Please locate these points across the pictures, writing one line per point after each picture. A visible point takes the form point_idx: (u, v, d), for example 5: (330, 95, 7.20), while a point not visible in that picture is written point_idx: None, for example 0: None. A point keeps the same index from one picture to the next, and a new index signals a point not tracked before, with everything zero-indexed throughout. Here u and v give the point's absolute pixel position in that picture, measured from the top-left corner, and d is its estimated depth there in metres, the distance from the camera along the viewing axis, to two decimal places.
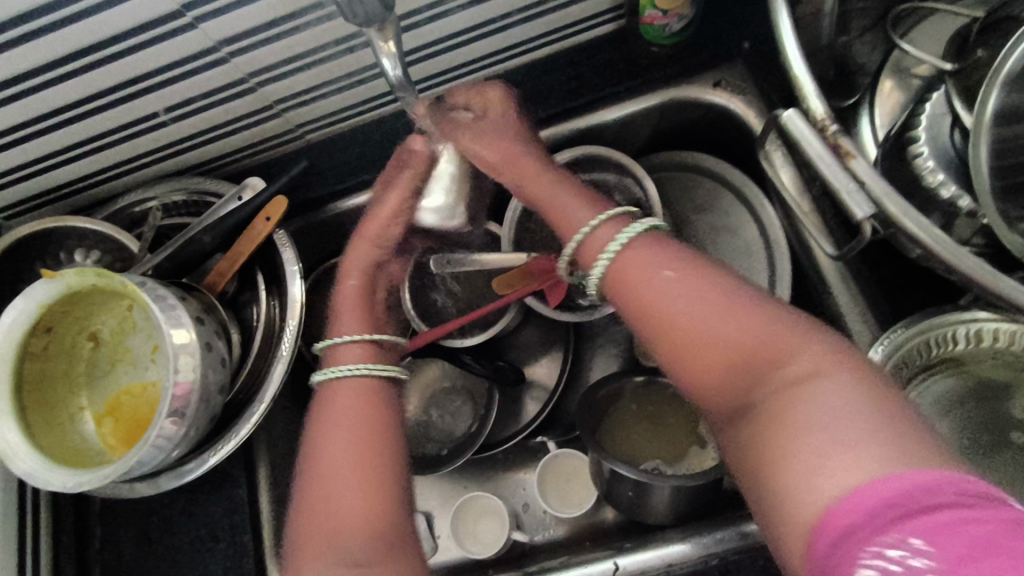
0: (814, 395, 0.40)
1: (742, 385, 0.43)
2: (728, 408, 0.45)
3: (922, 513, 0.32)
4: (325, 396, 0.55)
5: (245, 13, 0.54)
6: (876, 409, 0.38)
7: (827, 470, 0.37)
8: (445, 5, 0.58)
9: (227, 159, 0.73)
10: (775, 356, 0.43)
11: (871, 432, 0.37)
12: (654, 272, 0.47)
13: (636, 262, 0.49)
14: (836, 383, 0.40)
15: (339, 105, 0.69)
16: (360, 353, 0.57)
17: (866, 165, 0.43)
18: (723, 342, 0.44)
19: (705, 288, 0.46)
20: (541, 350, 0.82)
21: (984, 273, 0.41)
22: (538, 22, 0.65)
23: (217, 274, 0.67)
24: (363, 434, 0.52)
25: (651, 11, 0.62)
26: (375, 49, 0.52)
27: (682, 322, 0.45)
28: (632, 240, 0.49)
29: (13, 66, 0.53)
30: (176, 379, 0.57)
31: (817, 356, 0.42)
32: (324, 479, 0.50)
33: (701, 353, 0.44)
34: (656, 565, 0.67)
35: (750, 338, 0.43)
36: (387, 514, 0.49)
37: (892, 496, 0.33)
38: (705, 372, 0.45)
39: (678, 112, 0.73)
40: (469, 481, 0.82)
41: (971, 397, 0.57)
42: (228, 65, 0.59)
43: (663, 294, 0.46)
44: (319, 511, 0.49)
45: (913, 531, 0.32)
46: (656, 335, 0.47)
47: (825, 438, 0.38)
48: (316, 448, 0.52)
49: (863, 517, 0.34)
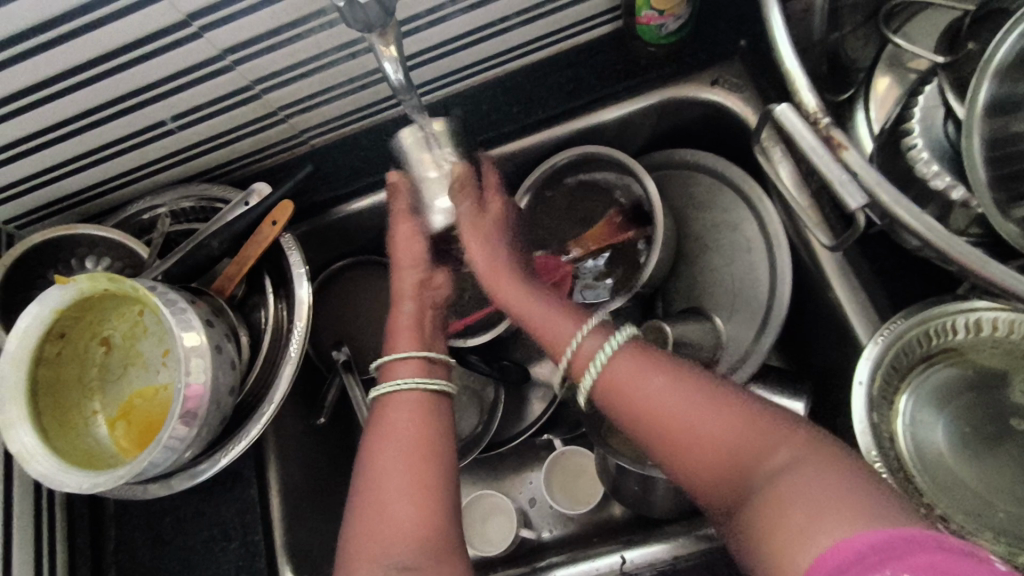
0: (793, 484, 0.41)
1: (730, 477, 0.45)
2: (721, 499, 0.46)
3: (910, 556, 0.34)
4: (382, 408, 0.56)
5: (249, 22, 0.55)
6: (854, 484, 0.39)
7: (811, 536, 0.38)
8: (444, 10, 0.59)
9: (234, 166, 0.75)
10: (756, 452, 0.44)
11: (858, 495, 0.38)
12: (641, 380, 0.50)
13: (625, 371, 0.51)
14: (812, 470, 0.41)
15: (342, 110, 0.70)
16: (415, 368, 0.58)
17: (859, 157, 0.44)
18: (711, 425, 0.46)
19: (692, 389, 0.48)
20: (545, 349, 0.83)
21: (977, 260, 0.41)
22: (536, 25, 0.66)
23: (226, 278, 0.69)
24: (417, 448, 0.52)
25: (648, 12, 0.63)
26: (377, 54, 0.53)
27: (669, 421, 0.47)
28: (618, 352, 0.52)
29: (26, 78, 0.55)
30: (187, 381, 0.58)
31: (796, 451, 0.43)
32: (380, 490, 0.51)
33: (689, 450, 0.47)
34: (664, 558, 0.67)
35: (734, 436, 0.45)
36: (436, 526, 0.50)
37: (879, 541, 0.35)
38: (695, 466, 0.46)
39: (676, 111, 0.75)
40: (477, 480, 0.83)
41: (973, 387, 0.57)
42: (233, 73, 0.61)
43: (647, 393, 0.49)
44: (372, 520, 0.50)
45: (903, 570, 0.33)
46: (646, 432, 0.49)
47: (806, 513, 0.39)
48: (371, 459, 0.53)
49: (853, 556, 0.35)
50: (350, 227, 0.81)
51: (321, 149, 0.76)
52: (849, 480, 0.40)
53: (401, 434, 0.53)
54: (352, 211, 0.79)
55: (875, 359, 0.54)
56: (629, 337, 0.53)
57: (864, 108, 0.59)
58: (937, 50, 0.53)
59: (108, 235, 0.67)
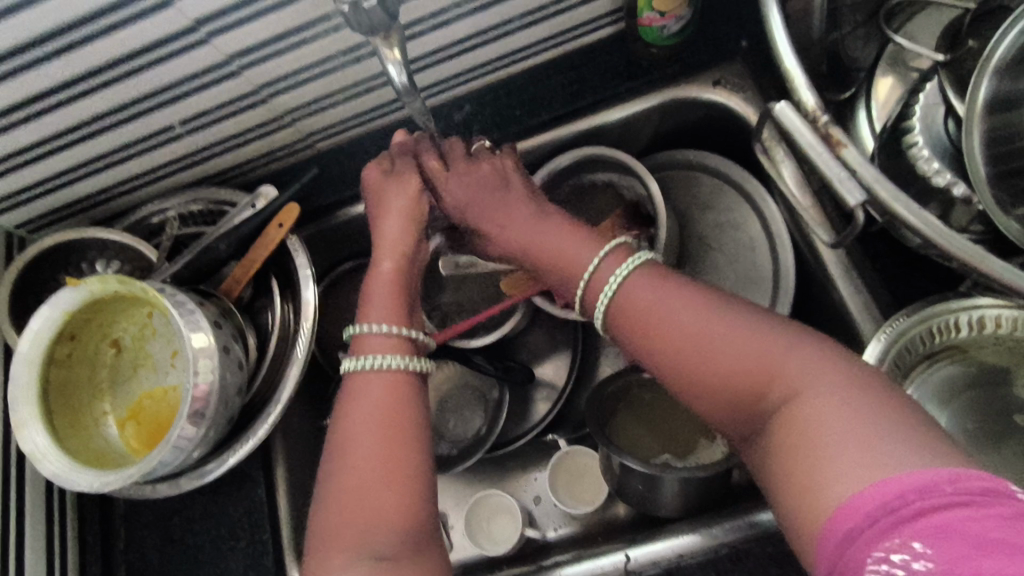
0: (813, 407, 0.42)
1: (746, 398, 0.46)
2: (741, 417, 0.47)
3: (920, 515, 0.35)
4: (354, 387, 0.56)
5: (255, 27, 0.56)
6: (879, 412, 0.40)
7: (834, 474, 0.39)
8: (447, 14, 0.60)
9: (241, 170, 0.76)
10: (775, 374, 0.45)
11: (882, 431, 0.39)
12: (657, 308, 0.50)
13: (640, 296, 0.52)
14: (832, 394, 0.42)
15: (347, 114, 0.71)
16: (390, 344, 0.57)
17: (857, 154, 0.44)
18: (729, 351, 0.47)
19: (704, 311, 0.49)
20: (549, 349, 0.83)
21: (977, 256, 0.42)
22: (538, 28, 0.67)
23: (233, 280, 0.69)
24: (388, 428, 0.53)
25: (649, 13, 0.64)
26: (381, 57, 0.53)
27: (685, 345, 0.48)
28: (632, 273, 0.53)
29: (37, 85, 0.56)
30: (195, 381, 0.59)
31: (814, 371, 0.44)
32: (352, 472, 0.51)
33: (708, 371, 0.47)
34: (669, 557, 0.67)
35: (748, 359, 0.46)
36: (412, 510, 0.50)
37: (890, 500, 0.36)
38: (713, 388, 0.47)
39: (678, 111, 0.75)
40: (482, 480, 0.83)
41: (977, 383, 0.57)
42: (240, 78, 0.62)
43: (661, 317, 0.50)
44: (348, 506, 0.50)
45: (914, 535, 0.34)
46: (664, 355, 0.50)
47: (831, 446, 0.40)
48: (345, 441, 0.53)
49: (864, 521, 0.36)
50: (355, 229, 0.82)
51: (326, 153, 0.77)
52: (867, 400, 0.41)
53: (376, 413, 0.54)
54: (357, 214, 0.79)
55: (879, 355, 0.54)
56: (642, 261, 0.53)
57: (865, 107, 0.60)
58: (938, 49, 0.53)
59: (119, 238, 0.68)
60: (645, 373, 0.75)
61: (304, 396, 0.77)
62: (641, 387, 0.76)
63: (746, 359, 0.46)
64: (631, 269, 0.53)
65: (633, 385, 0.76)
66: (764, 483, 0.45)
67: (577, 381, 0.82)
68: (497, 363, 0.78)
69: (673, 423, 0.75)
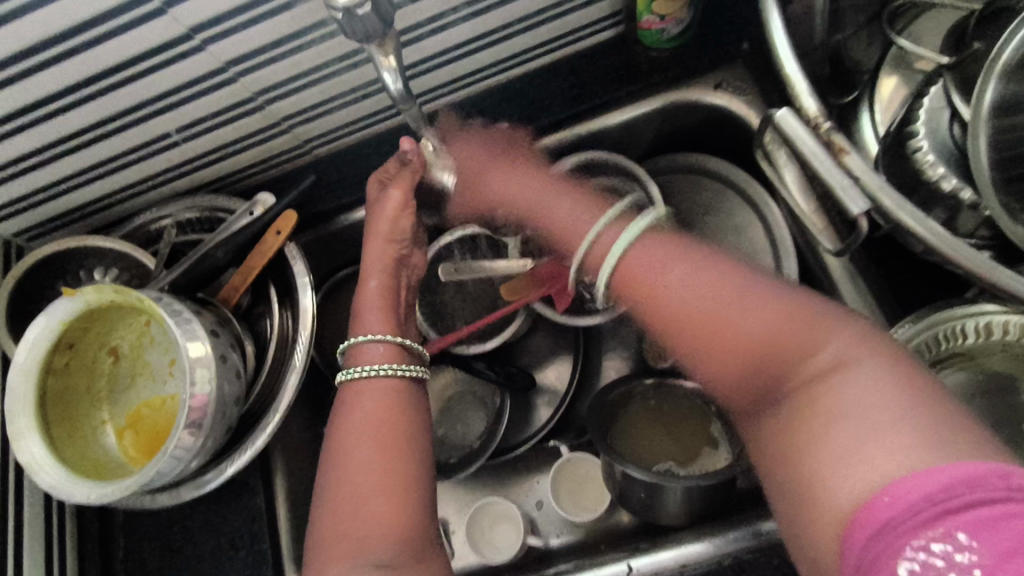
0: (838, 385, 0.39)
1: (762, 372, 0.42)
2: (757, 393, 0.43)
3: (970, 507, 0.31)
4: (349, 396, 0.56)
5: (250, 34, 0.56)
6: (911, 396, 0.36)
7: (863, 454, 0.35)
8: (445, 19, 0.59)
9: (239, 176, 0.75)
10: (799, 347, 0.41)
11: (915, 407, 0.36)
12: (671, 269, 0.47)
13: (650, 258, 0.48)
14: (859, 370, 0.39)
15: (345, 120, 0.71)
16: (385, 353, 0.57)
17: (860, 161, 0.44)
18: (748, 321, 0.43)
19: (721, 278, 0.45)
20: (551, 355, 0.82)
21: (982, 265, 0.41)
22: (537, 31, 0.66)
23: (232, 288, 0.69)
24: (386, 434, 0.53)
25: (649, 16, 0.63)
26: (376, 64, 0.53)
27: (698, 313, 0.44)
28: (641, 237, 0.49)
29: (32, 93, 0.55)
30: (193, 391, 0.58)
31: (839, 345, 0.40)
32: (349, 480, 0.51)
33: (723, 343, 0.43)
34: (670, 566, 0.67)
35: (769, 329, 0.42)
36: (412, 518, 0.50)
37: (935, 490, 0.32)
38: (729, 363, 0.43)
39: (680, 115, 0.74)
40: (484, 487, 0.82)
41: (985, 391, 0.56)
42: (236, 85, 0.61)
43: (672, 283, 0.46)
44: (347, 513, 0.50)
45: (959, 525, 0.31)
46: (675, 327, 0.46)
47: (858, 424, 0.37)
48: (343, 449, 0.53)
49: (905, 513, 0.32)
50: (354, 235, 0.81)
51: (324, 158, 0.76)
52: (899, 376, 0.38)
53: (376, 420, 0.54)
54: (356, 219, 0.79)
55: None
56: (649, 227, 0.50)
57: (868, 110, 0.59)
58: (943, 51, 0.52)
59: (116, 247, 0.68)
60: (648, 380, 0.74)
61: (303, 403, 0.77)
62: (644, 394, 0.75)
63: (765, 327, 0.42)
64: (638, 235, 0.49)
65: (635, 391, 0.75)
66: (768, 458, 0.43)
67: (579, 387, 0.82)
68: (498, 368, 0.77)
69: (677, 430, 0.74)
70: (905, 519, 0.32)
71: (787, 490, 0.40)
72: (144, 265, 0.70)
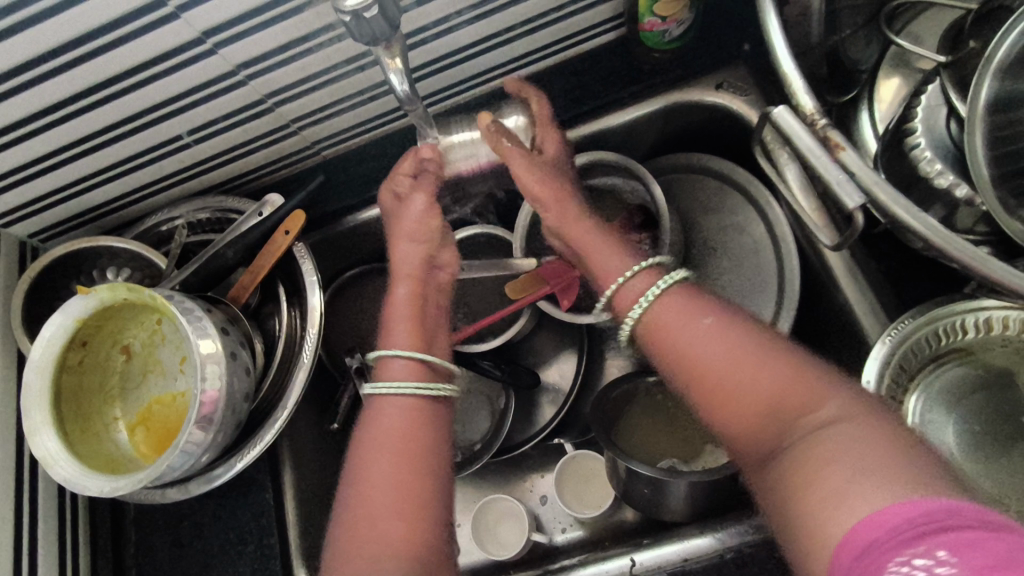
0: (833, 439, 0.42)
1: (770, 424, 0.45)
2: (763, 446, 0.46)
3: (948, 529, 0.33)
4: (374, 412, 0.56)
5: (260, 38, 0.57)
6: (902, 454, 0.40)
7: (848, 493, 0.38)
8: (450, 22, 0.61)
9: (248, 178, 0.77)
10: (802, 404, 0.45)
11: (903, 462, 0.39)
12: (691, 323, 0.50)
13: (673, 313, 0.52)
14: (852, 427, 0.42)
15: (351, 122, 0.72)
16: (412, 369, 0.58)
17: (855, 156, 0.44)
18: (760, 376, 0.46)
19: (734, 339, 0.48)
20: (555, 354, 0.83)
21: (976, 258, 0.41)
22: (541, 34, 0.67)
23: (241, 287, 0.70)
24: (408, 453, 0.54)
25: (651, 18, 0.64)
26: (383, 66, 0.54)
27: (715, 366, 0.48)
28: (667, 290, 0.53)
29: (48, 97, 0.57)
30: (204, 387, 0.60)
31: (839, 406, 0.44)
32: (368, 497, 0.52)
33: (736, 395, 0.47)
34: (673, 561, 0.67)
35: (778, 389, 0.46)
36: (427, 541, 0.50)
37: (917, 515, 0.35)
38: (740, 414, 0.47)
39: (682, 115, 0.75)
40: (489, 484, 0.83)
41: (984, 385, 0.57)
42: (246, 88, 0.62)
43: (690, 339, 0.50)
44: (363, 530, 0.50)
45: (939, 545, 0.33)
46: (692, 378, 0.49)
47: (848, 469, 0.40)
48: (364, 464, 0.54)
49: (886, 533, 0.35)
50: (360, 235, 0.83)
51: (331, 159, 0.77)
52: (889, 438, 0.41)
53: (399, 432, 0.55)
54: (363, 220, 0.80)
55: (883, 358, 0.54)
56: (678, 282, 0.53)
57: (868, 108, 0.60)
58: (940, 51, 0.53)
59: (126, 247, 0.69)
60: (651, 378, 0.75)
61: (311, 401, 0.78)
62: (647, 392, 0.76)
63: (775, 384, 0.46)
64: (666, 289, 0.53)
65: (639, 388, 0.76)
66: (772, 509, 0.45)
67: (583, 385, 0.83)
68: (504, 367, 0.77)
69: (681, 428, 0.75)
70: (883, 539, 0.35)
71: (790, 533, 0.42)
72: (156, 265, 0.72)
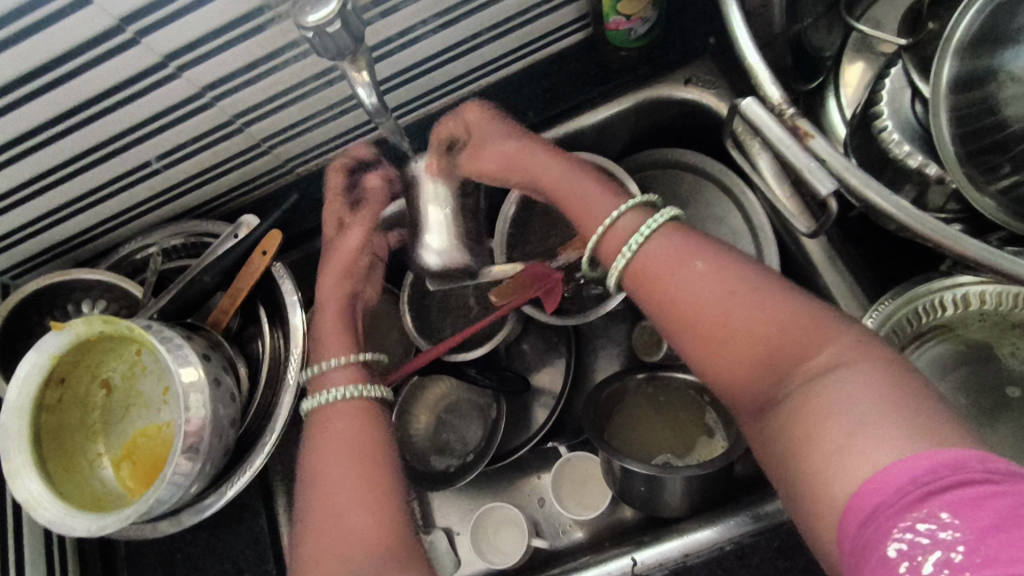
0: (834, 384, 0.41)
1: (768, 369, 0.45)
2: (761, 394, 0.45)
3: (949, 488, 0.34)
4: (319, 421, 0.58)
5: (224, 59, 0.56)
6: (905, 400, 0.39)
7: (849, 449, 0.38)
8: (415, 31, 0.60)
9: (221, 201, 0.76)
10: (801, 345, 0.44)
11: (909, 405, 0.38)
12: (687, 264, 0.49)
13: (662, 254, 0.51)
14: (858, 371, 0.41)
15: (322, 138, 0.71)
16: (348, 376, 0.61)
17: (825, 144, 0.45)
18: (758, 321, 0.45)
19: (730, 280, 0.47)
20: (543, 357, 0.83)
21: (948, 238, 0.42)
22: (508, 39, 0.67)
23: (221, 311, 0.69)
24: (359, 449, 0.55)
25: (616, 17, 0.65)
26: (350, 80, 0.53)
27: (712, 313, 0.47)
28: (655, 232, 0.52)
29: (9, 131, 0.56)
30: (188, 416, 0.58)
31: (842, 348, 0.43)
32: (329, 498, 0.52)
33: (735, 339, 0.46)
34: (674, 556, 0.68)
35: (776, 329, 0.45)
36: (393, 528, 0.50)
37: (921, 473, 0.35)
38: (737, 360, 0.46)
39: (653, 111, 0.75)
40: (486, 494, 0.83)
41: (968, 359, 0.57)
42: (214, 109, 0.62)
43: (682, 283, 0.49)
44: (326, 532, 0.51)
45: (942, 506, 0.33)
46: (686, 324, 0.48)
47: (851, 419, 0.39)
48: (319, 466, 0.55)
49: (892, 496, 0.35)
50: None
51: (303, 175, 0.76)
52: (895, 381, 0.40)
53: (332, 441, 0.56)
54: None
55: None
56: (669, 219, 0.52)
57: (834, 95, 0.61)
58: (900, 34, 0.54)
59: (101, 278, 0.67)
60: (640, 374, 0.75)
61: (300, 422, 0.76)
62: (637, 389, 0.76)
63: (774, 326, 0.45)
64: (655, 229, 0.52)
65: (628, 386, 0.76)
66: (773, 460, 0.45)
67: (573, 387, 0.83)
68: (493, 374, 0.76)
69: (674, 422, 0.75)
70: (892, 494, 0.35)
71: (794, 491, 0.42)
72: (131, 295, 0.70)
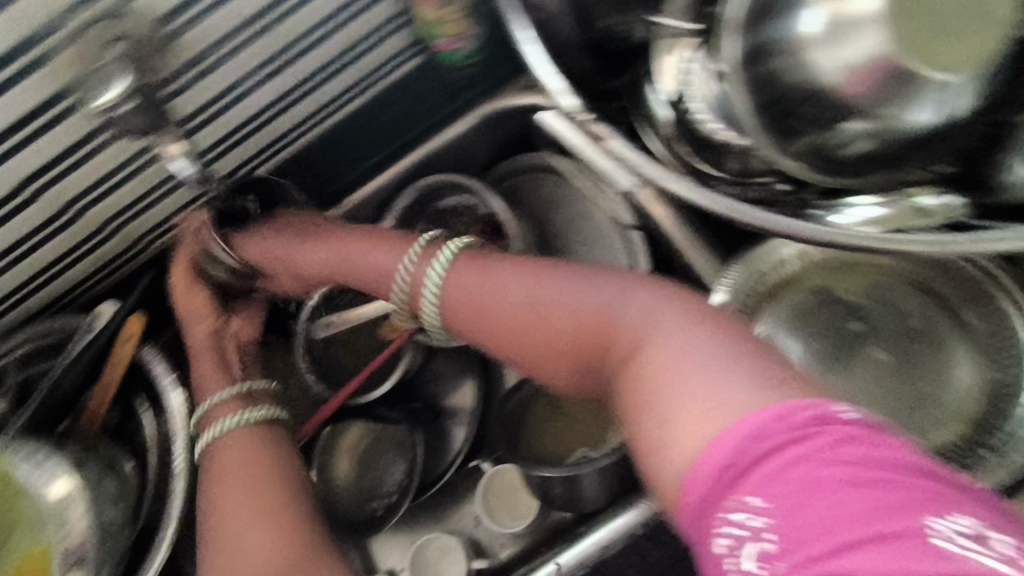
0: (640, 362, 0.45)
1: (587, 351, 0.50)
2: (587, 374, 0.51)
3: (761, 455, 0.34)
4: (215, 451, 0.62)
5: (24, 158, 0.53)
6: (715, 351, 0.42)
7: (703, 382, 0.40)
8: (231, 93, 0.59)
9: (76, 293, 0.72)
10: (608, 324, 0.49)
11: (716, 362, 0.41)
12: (487, 281, 0.55)
13: (467, 280, 0.56)
14: (662, 338, 0.45)
15: (169, 210, 0.68)
16: (235, 407, 0.65)
17: (620, 142, 0.54)
18: (563, 313, 0.51)
19: (531, 279, 0.54)
20: (452, 380, 0.81)
21: (737, 212, 0.51)
22: (339, 78, 0.66)
23: (93, 409, 0.66)
24: (258, 473, 0.60)
25: (444, 38, 0.64)
26: (167, 155, 0.57)
27: (519, 312, 0.53)
28: (454, 260, 0.57)
29: None
30: (69, 532, 0.57)
31: (640, 306, 0.48)
32: (232, 522, 0.59)
33: (552, 333, 0.52)
34: (593, 550, 0.72)
35: (580, 317, 0.51)
36: (295, 531, 0.58)
37: (732, 451, 0.35)
38: (557, 352, 0.52)
39: (505, 121, 0.76)
40: (421, 528, 0.81)
41: (819, 300, 0.62)
42: (31, 208, 0.58)
43: (505, 331, 0.54)
44: (234, 556, 0.57)
45: (751, 490, 0.34)
46: (508, 328, 0.54)
47: (669, 378, 0.42)
48: (220, 498, 0.60)
49: (711, 481, 0.36)
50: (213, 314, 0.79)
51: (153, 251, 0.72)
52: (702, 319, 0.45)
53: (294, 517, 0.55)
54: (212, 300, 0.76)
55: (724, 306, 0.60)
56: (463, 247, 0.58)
57: None
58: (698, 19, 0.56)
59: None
60: None
61: None
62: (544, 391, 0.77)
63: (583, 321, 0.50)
64: (452, 261, 0.57)
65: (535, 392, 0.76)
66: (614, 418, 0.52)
67: (487, 401, 0.82)
68: (402, 408, 0.77)
69: (585, 417, 0.76)
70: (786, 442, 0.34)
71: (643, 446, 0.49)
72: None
